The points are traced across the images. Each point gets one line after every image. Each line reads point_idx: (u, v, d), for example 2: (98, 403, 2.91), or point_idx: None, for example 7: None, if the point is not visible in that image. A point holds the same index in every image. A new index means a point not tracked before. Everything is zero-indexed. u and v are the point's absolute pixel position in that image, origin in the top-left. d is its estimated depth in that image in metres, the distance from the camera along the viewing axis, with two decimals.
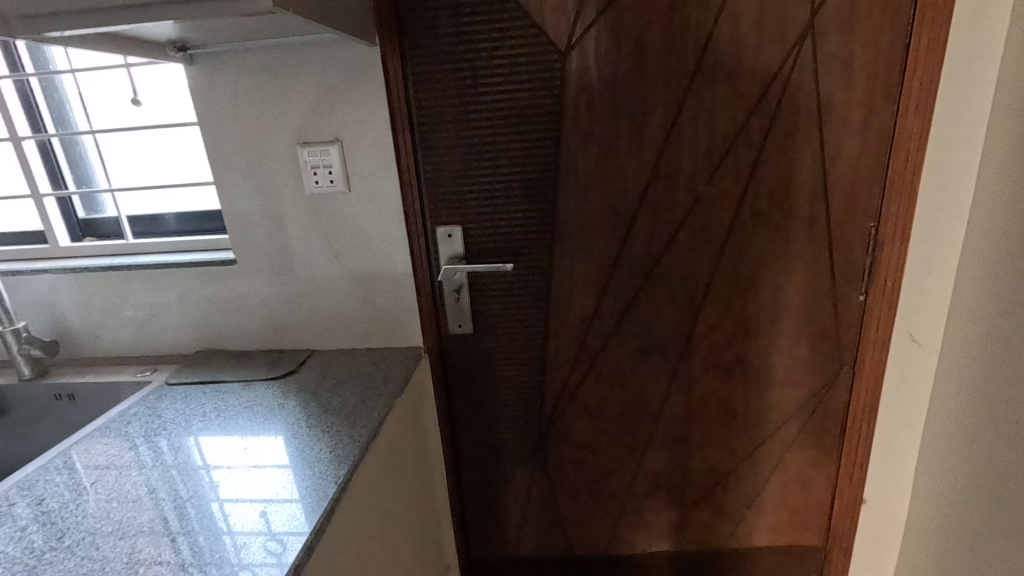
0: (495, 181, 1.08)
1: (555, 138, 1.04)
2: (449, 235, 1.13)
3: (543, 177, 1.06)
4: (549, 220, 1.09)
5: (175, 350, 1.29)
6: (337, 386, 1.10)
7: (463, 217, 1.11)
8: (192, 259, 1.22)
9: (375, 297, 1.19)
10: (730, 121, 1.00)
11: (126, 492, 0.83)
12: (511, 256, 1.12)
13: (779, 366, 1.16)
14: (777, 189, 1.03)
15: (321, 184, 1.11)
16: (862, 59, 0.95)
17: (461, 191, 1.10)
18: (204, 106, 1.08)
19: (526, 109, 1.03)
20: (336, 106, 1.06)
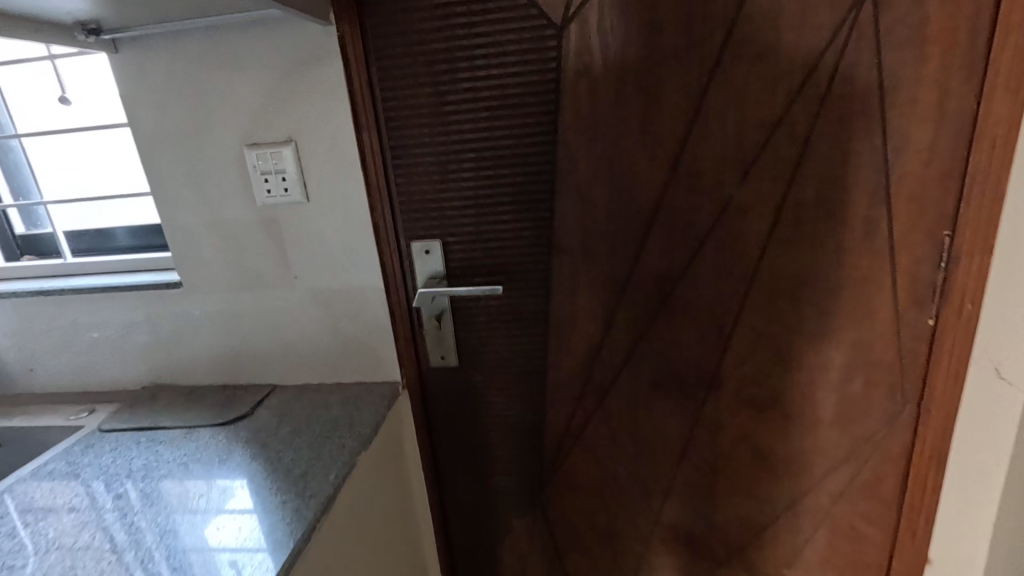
0: (479, 188, 0.90)
1: (550, 135, 0.85)
2: (427, 253, 0.95)
3: (537, 183, 0.88)
4: (545, 235, 0.90)
5: (120, 384, 1.12)
6: (293, 436, 0.89)
7: (443, 232, 0.93)
8: (132, 281, 1.05)
9: (344, 324, 1.01)
10: (769, 108, 0.80)
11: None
12: (501, 277, 0.94)
13: (827, 404, 0.95)
14: (826, 191, 0.83)
15: (273, 193, 0.93)
16: (938, 27, 0.75)
17: (439, 200, 0.92)
18: (134, 102, 0.91)
19: (515, 100, 0.84)
20: (287, 100, 0.88)
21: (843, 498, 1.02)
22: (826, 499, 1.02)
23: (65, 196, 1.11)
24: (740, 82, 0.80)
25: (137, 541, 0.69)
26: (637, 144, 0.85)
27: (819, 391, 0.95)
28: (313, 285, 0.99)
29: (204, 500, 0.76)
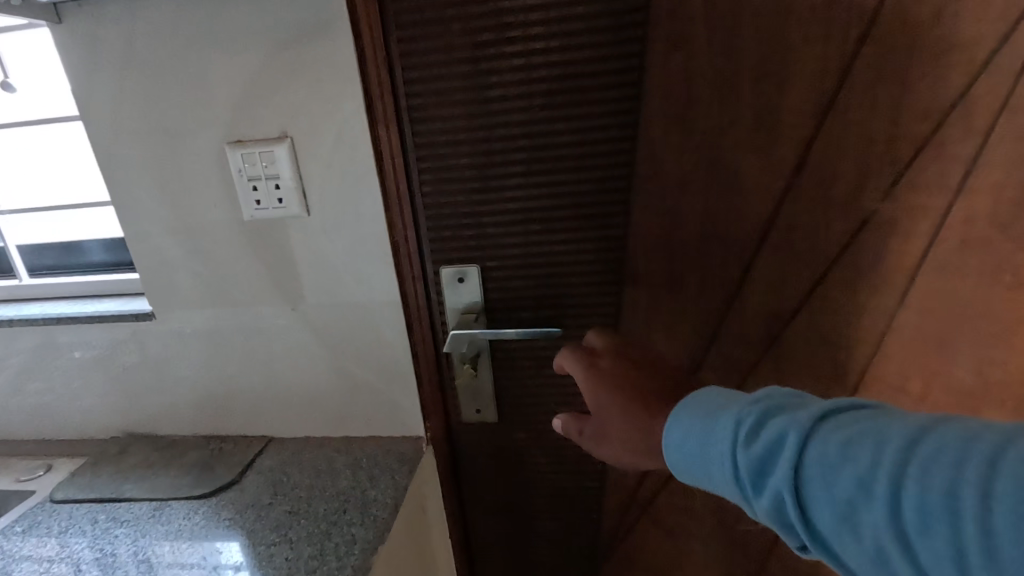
0: (531, 200, 0.68)
1: (630, 129, 0.63)
2: (461, 282, 0.74)
3: (609, 193, 0.66)
4: (615, 262, 0.69)
5: (84, 433, 0.93)
6: (288, 521, 0.69)
7: (482, 255, 0.72)
8: (96, 310, 0.86)
9: (354, 367, 0.81)
10: (937, 96, 0.58)
11: None
12: (555, 314, 0.73)
13: None
14: (1006, 208, 0.62)
15: (264, 205, 0.73)
16: None
17: (478, 215, 0.70)
18: (83, 88, 0.71)
19: (584, 83, 0.62)
20: (280, 84, 0.68)
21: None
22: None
23: (18, 204, 0.92)
24: (902, 59, 0.57)
25: None
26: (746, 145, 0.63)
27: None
28: (316, 318, 0.79)
29: None
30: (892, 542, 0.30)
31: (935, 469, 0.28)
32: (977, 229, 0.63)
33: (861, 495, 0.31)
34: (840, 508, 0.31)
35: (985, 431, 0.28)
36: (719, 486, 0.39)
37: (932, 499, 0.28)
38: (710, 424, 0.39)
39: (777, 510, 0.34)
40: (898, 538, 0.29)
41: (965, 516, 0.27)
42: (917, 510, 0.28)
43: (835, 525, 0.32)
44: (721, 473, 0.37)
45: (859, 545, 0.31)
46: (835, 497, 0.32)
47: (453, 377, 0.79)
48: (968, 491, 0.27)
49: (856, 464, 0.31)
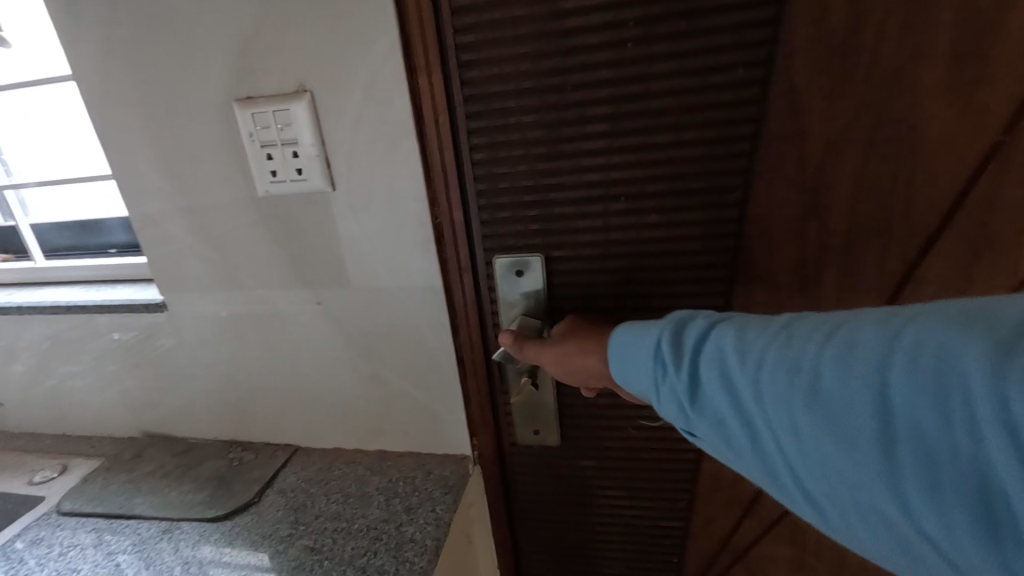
0: (617, 169, 0.54)
1: (756, 70, 0.48)
2: (520, 275, 0.60)
3: (721, 157, 0.52)
4: (723, 246, 0.56)
5: (101, 431, 0.85)
6: (308, 562, 0.58)
7: (552, 240, 0.58)
8: (106, 298, 0.76)
9: (389, 373, 0.68)
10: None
11: None
12: (640, 310, 0.60)
13: None
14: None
15: (280, 177, 0.59)
16: None
17: (547, 190, 0.56)
18: (68, 32, 0.58)
19: (699, 5, 0.46)
20: (296, 25, 0.54)
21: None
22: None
23: (23, 178, 0.83)
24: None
25: None
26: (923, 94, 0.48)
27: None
28: (344, 313, 0.66)
29: None
30: (750, 404, 0.32)
31: (796, 342, 0.31)
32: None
33: (734, 372, 0.33)
34: (717, 384, 0.34)
35: (839, 317, 0.31)
36: (636, 383, 0.41)
37: (787, 359, 0.31)
38: (642, 333, 0.41)
39: (667, 388, 0.37)
40: (758, 403, 0.32)
41: (808, 372, 0.30)
42: (770, 374, 0.31)
43: (719, 395, 0.34)
44: (638, 370, 0.40)
45: (727, 410, 0.34)
46: (715, 373, 0.34)
47: (506, 390, 0.66)
48: (820, 353, 0.30)
49: (741, 339, 0.34)
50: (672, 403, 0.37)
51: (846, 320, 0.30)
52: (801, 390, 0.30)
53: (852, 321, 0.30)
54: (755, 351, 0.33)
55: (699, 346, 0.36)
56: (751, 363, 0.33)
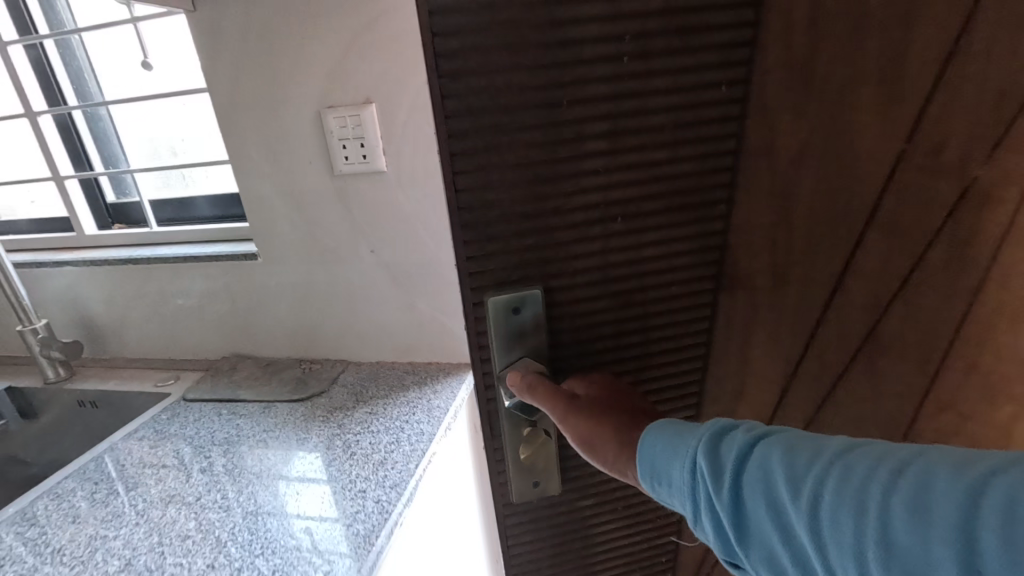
0: (617, 169, 0.71)
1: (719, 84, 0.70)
2: (526, 269, 0.75)
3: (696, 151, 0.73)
4: (695, 224, 0.79)
5: (201, 354, 1.14)
6: (369, 417, 0.85)
7: (557, 233, 0.74)
8: (213, 251, 1.04)
9: (420, 302, 0.96)
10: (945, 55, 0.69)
11: (116, 554, 0.63)
12: (626, 284, 0.80)
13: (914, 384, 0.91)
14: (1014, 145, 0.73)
15: (351, 161, 0.88)
16: None
17: (556, 195, 0.71)
18: (210, 62, 0.86)
19: (682, 36, 0.66)
20: (366, 60, 0.82)
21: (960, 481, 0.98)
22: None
23: (154, 161, 1.15)
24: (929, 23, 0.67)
25: (218, 529, 0.66)
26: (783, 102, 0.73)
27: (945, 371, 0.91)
28: (390, 258, 0.94)
29: (287, 470, 0.75)
30: (814, 533, 0.37)
31: (854, 479, 0.35)
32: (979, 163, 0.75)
33: (793, 502, 0.38)
34: (773, 505, 0.40)
35: (900, 451, 0.35)
36: (676, 481, 0.50)
37: (849, 494, 0.35)
38: (681, 446, 0.51)
39: (710, 503, 0.47)
40: (817, 534, 0.37)
41: (873, 515, 0.34)
42: (831, 512, 0.36)
43: (769, 513, 0.40)
44: (679, 487, 0.50)
45: (794, 532, 0.39)
46: (772, 496, 0.40)
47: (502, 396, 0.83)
48: (871, 483, 0.34)
49: (788, 467, 0.39)
50: (713, 515, 0.47)
51: (907, 459, 0.34)
52: (871, 533, 0.34)
53: (916, 461, 0.33)
54: (803, 489, 0.38)
55: (738, 467, 0.44)
56: (804, 502, 0.38)
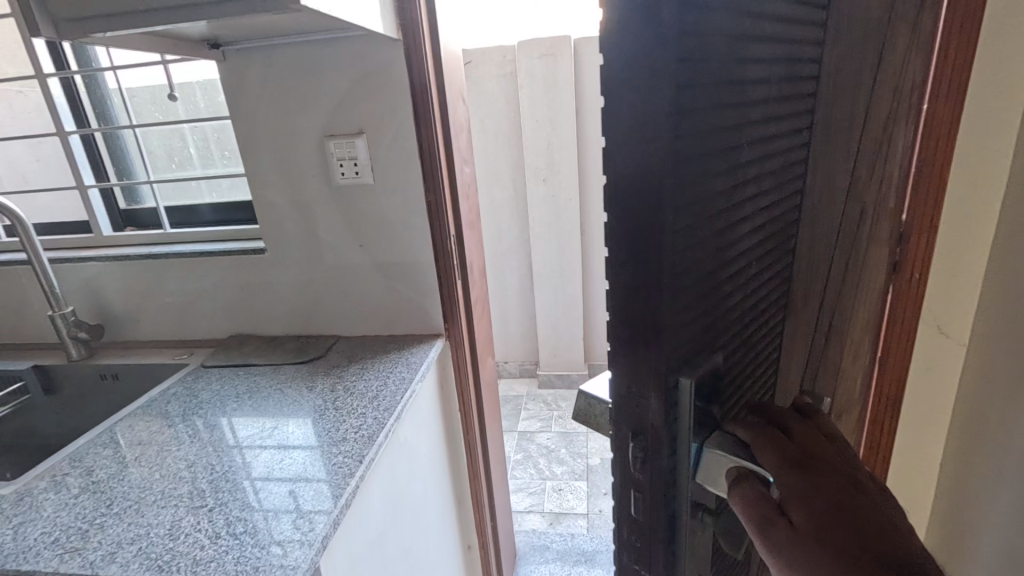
0: (780, 160, 0.44)
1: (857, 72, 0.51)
2: (715, 340, 0.38)
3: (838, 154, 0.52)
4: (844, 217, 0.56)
5: (208, 335, 1.34)
6: (363, 370, 1.10)
7: (737, 278, 0.40)
8: (225, 247, 1.27)
9: (399, 285, 1.22)
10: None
11: (183, 461, 0.85)
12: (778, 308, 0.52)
13: None
14: None
15: (347, 176, 1.14)
16: None
17: (734, 220, 0.38)
18: (235, 99, 1.12)
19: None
20: (361, 100, 1.09)
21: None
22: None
23: (163, 172, 1.43)
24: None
25: (259, 443, 0.89)
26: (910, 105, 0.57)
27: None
28: (376, 251, 1.20)
29: (303, 406, 0.99)
30: None
31: None
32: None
33: None
34: None
35: None
36: None
37: None
38: None
39: None
40: None
41: None
42: None
43: None
44: None
45: None
46: None
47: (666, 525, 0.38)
48: None
49: None
50: None
51: None
52: None
53: None
54: None
55: None
56: None
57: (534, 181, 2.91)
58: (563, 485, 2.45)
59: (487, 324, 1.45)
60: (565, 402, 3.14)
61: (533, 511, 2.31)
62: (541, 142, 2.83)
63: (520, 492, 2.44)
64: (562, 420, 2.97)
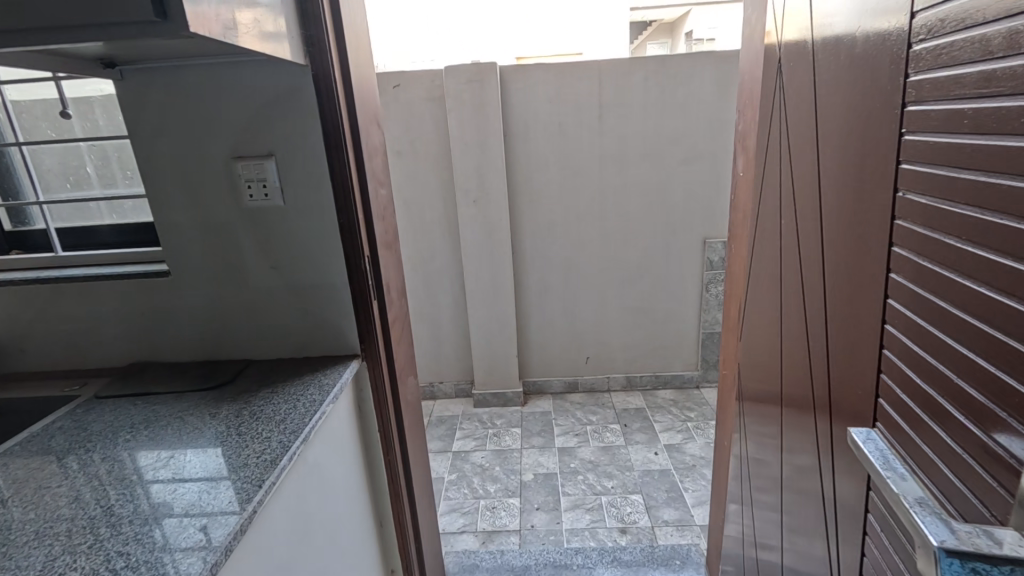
0: None
1: (889, 136, 0.62)
2: None
3: (890, 197, 0.62)
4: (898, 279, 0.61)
5: (107, 364, 1.26)
6: (271, 394, 1.08)
7: None
8: (125, 271, 1.21)
9: (312, 307, 1.22)
10: (792, 92, 0.98)
11: (65, 497, 0.81)
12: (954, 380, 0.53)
13: (741, 341, 1.38)
14: (757, 188, 1.22)
15: (256, 197, 1.13)
16: (763, 108, 1.17)
17: None
18: (134, 118, 1.09)
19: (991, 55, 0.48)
20: (270, 123, 1.09)
21: (744, 433, 1.37)
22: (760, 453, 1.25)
23: (56, 193, 1.36)
24: (811, 56, 0.87)
25: (152, 474, 0.85)
26: (841, 156, 0.75)
27: (746, 345, 1.32)
28: (289, 272, 1.19)
29: (206, 434, 0.96)
30: None
31: None
32: (763, 170, 1.18)
33: None
34: None
35: None
36: None
37: None
38: None
39: None
40: None
41: None
42: None
43: None
44: None
45: None
46: None
47: None
48: None
49: None
50: None
51: None
52: None
53: None
54: None
55: None
56: None
57: (465, 201, 2.95)
58: (496, 503, 2.46)
59: (407, 345, 1.47)
60: (500, 420, 3.17)
61: (466, 531, 2.30)
62: (470, 164, 2.89)
63: (454, 512, 2.42)
64: (497, 437, 2.99)
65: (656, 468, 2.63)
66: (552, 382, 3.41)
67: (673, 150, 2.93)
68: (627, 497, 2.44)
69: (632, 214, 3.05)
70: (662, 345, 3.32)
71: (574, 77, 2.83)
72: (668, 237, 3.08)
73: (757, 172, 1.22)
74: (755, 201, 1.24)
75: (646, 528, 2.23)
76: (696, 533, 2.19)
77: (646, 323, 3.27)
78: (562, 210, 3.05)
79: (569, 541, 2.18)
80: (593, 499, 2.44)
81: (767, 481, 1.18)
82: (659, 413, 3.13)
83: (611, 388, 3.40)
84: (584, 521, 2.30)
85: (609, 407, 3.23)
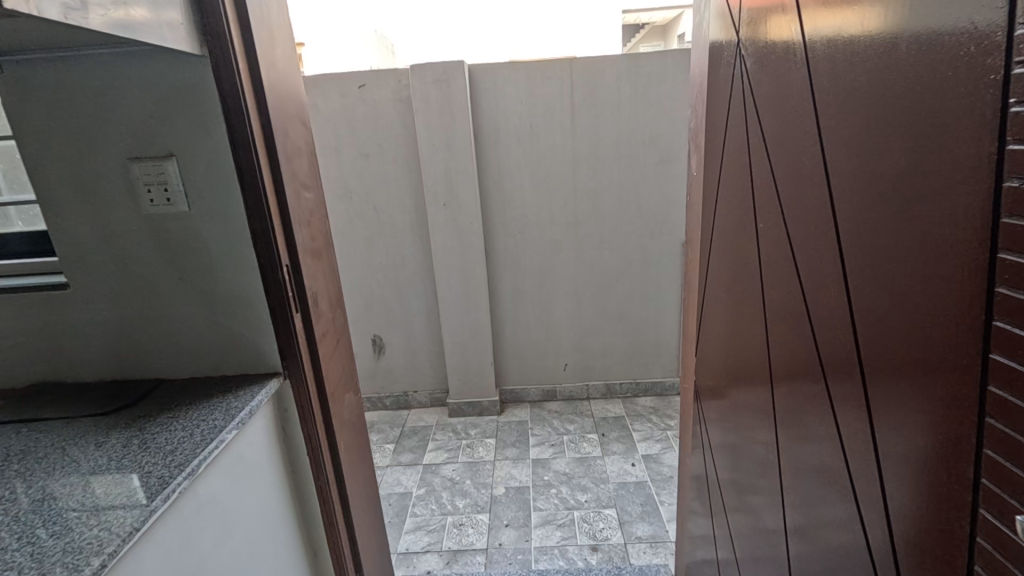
0: None
1: (959, 108, 0.45)
2: None
3: (960, 191, 0.46)
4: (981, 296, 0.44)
5: (5, 385, 1.15)
6: (168, 420, 0.98)
7: None
8: (20, 283, 1.10)
9: (229, 321, 1.12)
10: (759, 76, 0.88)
11: None
12: None
13: (700, 347, 1.27)
14: (714, 184, 1.12)
15: (157, 202, 1.04)
16: (720, 96, 1.06)
17: None
18: (18, 116, 0.99)
19: None
20: (168, 120, 1.00)
21: (709, 449, 1.27)
22: (725, 474, 1.15)
23: None
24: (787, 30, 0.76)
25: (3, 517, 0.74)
26: (863, 145, 0.59)
27: (708, 356, 1.21)
28: (198, 283, 1.09)
29: (81, 468, 0.85)
30: None
31: None
32: (720, 167, 1.08)
33: None
34: None
35: None
36: None
37: None
38: None
39: None
40: None
41: None
42: None
43: None
44: None
45: None
46: None
47: None
48: None
49: None
50: None
51: None
52: None
53: None
54: None
55: None
56: None
57: (435, 205, 2.85)
58: (464, 520, 2.35)
59: (343, 359, 1.37)
60: (475, 430, 3.06)
61: (430, 551, 2.19)
62: (439, 167, 2.79)
63: (419, 530, 2.31)
64: (471, 449, 2.88)
65: (632, 481, 2.52)
66: (529, 391, 3.31)
67: (648, 152, 2.84)
68: (600, 511, 2.34)
69: (608, 216, 2.95)
70: (641, 351, 3.23)
71: (544, 77, 2.75)
72: (645, 240, 2.99)
73: (715, 167, 1.12)
74: (712, 198, 1.14)
75: (618, 546, 2.13)
76: (669, 551, 2.09)
77: (624, 328, 3.17)
78: (537, 214, 2.96)
79: (537, 561, 2.07)
80: (565, 515, 2.33)
81: (734, 502, 1.09)
82: (639, 421, 3.03)
83: (590, 395, 3.30)
84: (554, 538, 2.19)
85: (588, 416, 3.13)
